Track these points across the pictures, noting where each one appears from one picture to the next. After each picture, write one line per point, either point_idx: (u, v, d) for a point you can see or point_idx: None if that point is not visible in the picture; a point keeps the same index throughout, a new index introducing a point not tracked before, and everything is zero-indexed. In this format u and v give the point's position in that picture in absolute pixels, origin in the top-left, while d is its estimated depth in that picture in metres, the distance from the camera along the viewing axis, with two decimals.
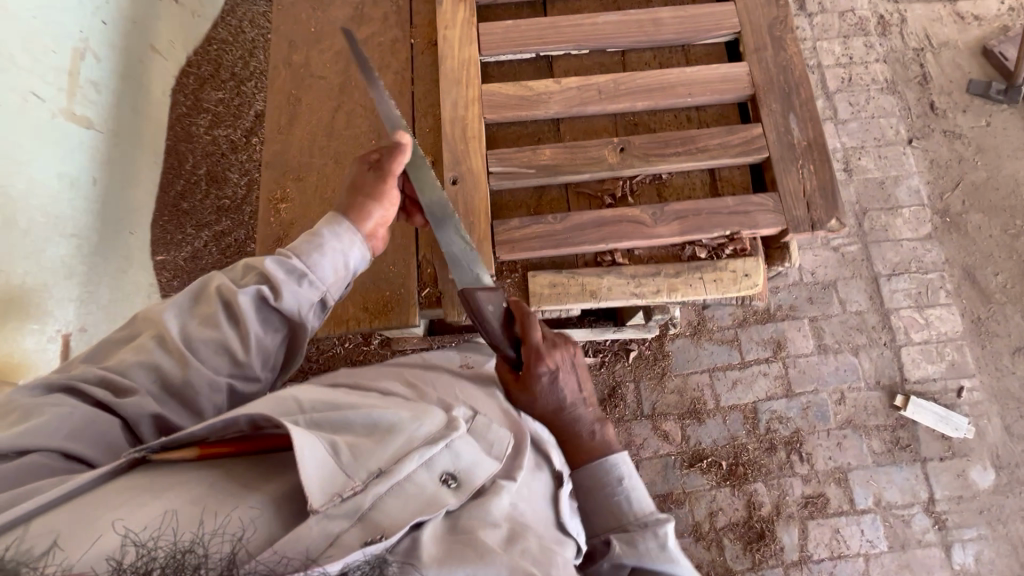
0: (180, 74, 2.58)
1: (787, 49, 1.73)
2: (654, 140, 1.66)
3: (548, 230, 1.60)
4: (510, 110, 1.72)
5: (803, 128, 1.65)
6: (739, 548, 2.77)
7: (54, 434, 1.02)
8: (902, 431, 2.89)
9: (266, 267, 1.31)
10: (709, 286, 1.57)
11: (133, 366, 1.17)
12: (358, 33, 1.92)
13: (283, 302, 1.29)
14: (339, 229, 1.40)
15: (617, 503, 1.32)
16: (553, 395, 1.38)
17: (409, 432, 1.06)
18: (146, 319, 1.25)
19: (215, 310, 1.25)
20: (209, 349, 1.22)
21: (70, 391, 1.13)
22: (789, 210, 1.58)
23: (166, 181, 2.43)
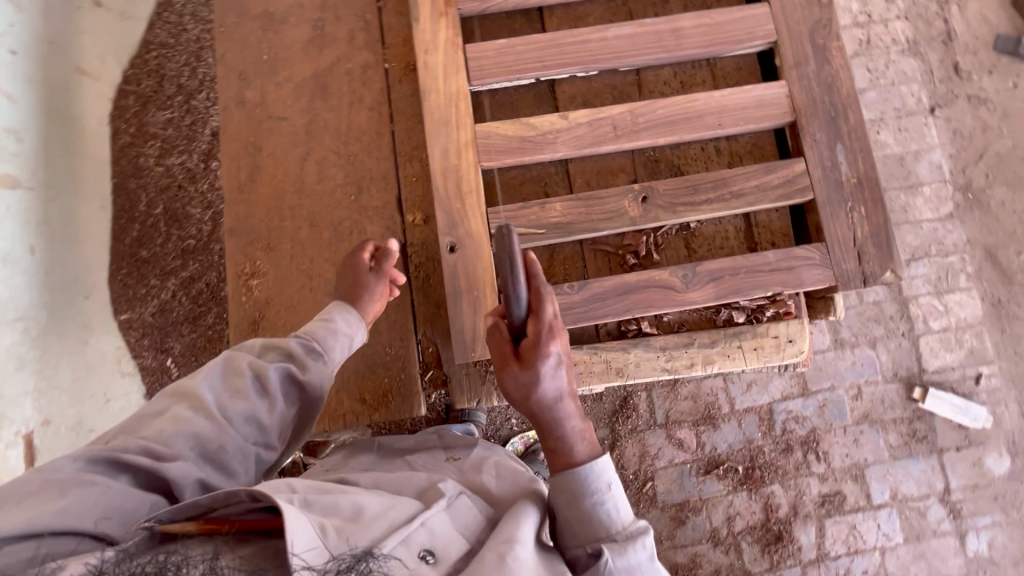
0: (118, 95, 2.20)
1: (832, 63, 1.47)
2: (681, 185, 1.42)
3: (566, 303, 1.39)
4: (513, 155, 1.46)
5: (852, 162, 1.42)
6: (756, 549, 2.41)
7: (91, 513, 0.84)
8: (919, 423, 2.52)
9: (289, 346, 1.18)
10: (749, 355, 1.40)
11: (171, 433, 0.99)
12: (323, 58, 1.61)
13: (306, 378, 1.16)
14: (350, 314, 1.30)
15: (603, 517, 1.04)
16: (552, 383, 1.07)
17: (393, 513, 0.95)
18: (176, 390, 1.08)
19: (248, 375, 1.11)
20: (246, 417, 1.07)
21: (101, 466, 0.92)
22: (838, 263, 1.39)
23: (120, 228, 2.13)
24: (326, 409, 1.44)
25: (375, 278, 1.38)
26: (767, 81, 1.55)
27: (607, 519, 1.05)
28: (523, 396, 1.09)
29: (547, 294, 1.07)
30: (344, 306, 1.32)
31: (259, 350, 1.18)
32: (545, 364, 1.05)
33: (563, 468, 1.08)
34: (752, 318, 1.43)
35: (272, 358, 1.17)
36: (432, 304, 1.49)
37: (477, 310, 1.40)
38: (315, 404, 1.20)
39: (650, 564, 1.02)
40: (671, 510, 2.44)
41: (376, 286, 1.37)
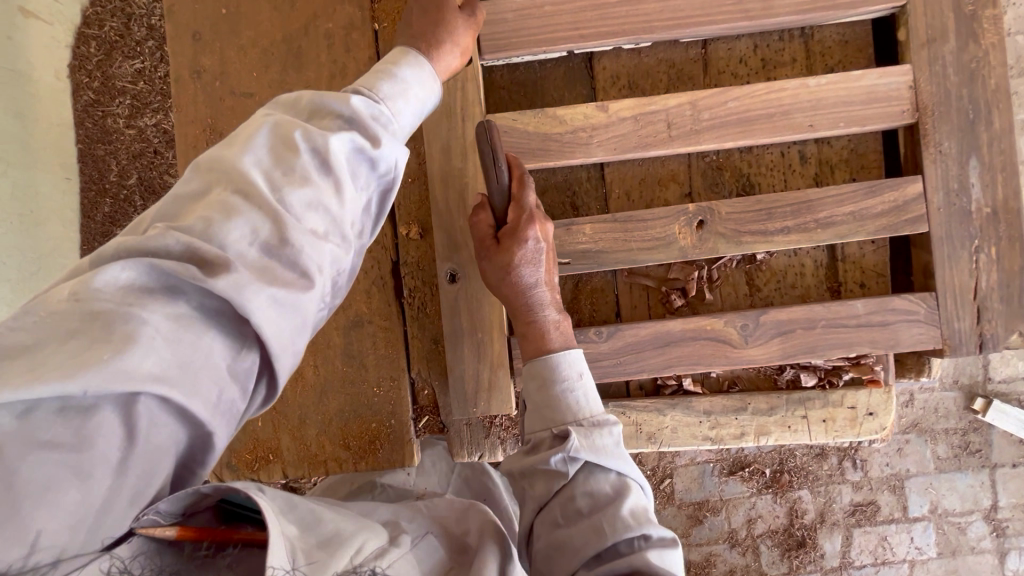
0: (77, 41, 1.60)
1: (979, 42, 1.07)
2: (751, 207, 1.09)
3: (590, 353, 1.11)
4: (530, 159, 1.12)
5: (986, 186, 1.07)
6: (775, 555, 1.69)
7: (138, 367, 0.54)
8: (975, 435, 1.68)
9: (349, 104, 0.68)
10: (815, 427, 1.13)
11: (219, 228, 0.60)
12: (296, 14, 1.26)
13: (381, 153, 0.69)
14: (426, 73, 0.77)
15: (569, 402, 0.87)
16: (525, 271, 0.97)
17: (365, 537, 0.76)
18: (214, 160, 0.65)
19: (304, 147, 0.64)
20: (315, 207, 0.63)
21: (146, 281, 0.58)
22: (949, 321, 1.07)
23: (89, 203, 1.62)
24: (306, 452, 1.24)
25: (450, 15, 0.90)
26: (879, 63, 1.16)
27: (576, 408, 0.88)
28: (497, 282, 0.99)
29: (529, 183, 0.99)
30: (416, 57, 0.78)
31: (312, 107, 0.68)
32: (521, 248, 0.96)
33: (533, 356, 0.94)
34: (824, 382, 1.14)
35: (329, 127, 0.67)
36: (430, 339, 1.24)
37: (480, 356, 1.15)
38: (391, 192, 0.73)
39: (616, 451, 0.83)
40: (687, 509, 1.70)
41: (460, 39, 0.89)
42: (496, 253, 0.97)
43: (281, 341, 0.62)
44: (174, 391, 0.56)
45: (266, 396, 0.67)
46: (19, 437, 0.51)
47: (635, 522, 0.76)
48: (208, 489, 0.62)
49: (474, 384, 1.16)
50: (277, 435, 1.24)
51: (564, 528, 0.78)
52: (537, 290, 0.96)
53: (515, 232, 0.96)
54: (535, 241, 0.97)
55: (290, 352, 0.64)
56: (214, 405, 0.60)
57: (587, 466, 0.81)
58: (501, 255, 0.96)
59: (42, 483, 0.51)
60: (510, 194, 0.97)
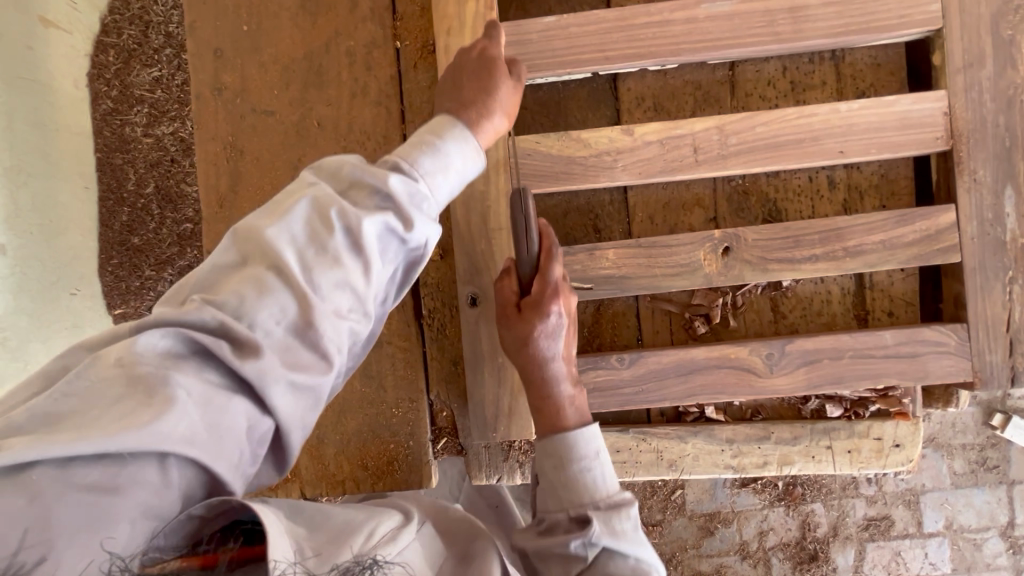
0: (95, 49, 1.50)
1: (1017, 68, 1.04)
2: (778, 234, 1.07)
3: (612, 380, 1.10)
4: (553, 182, 1.11)
5: (1021, 215, 1.04)
6: (787, 568, 1.65)
7: (171, 432, 0.54)
8: (993, 452, 1.65)
9: (388, 183, 0.65)
10: (840, 458, 1.11)
11: (251, 306, 0.59)
12: (318, 32, 1.25)
13: (413, 234, 0.66)
14: (468, 146, 0.73)
15: (585, 483, 0.82)
16: (542, 341, 0.95)
17: (375, 527, 0.69)
18: (252, 228, 0.63)
19: (339, 225, 0.62)
20: (339, 288, 0.62)
21: (183, 350, 0.58)
22: (980, 353, 1.05)
23: (108, 211, 1.52)
24: (324, 472, 1.24)
25: (500, 74, 0.87)
26: (912, 88, 1.14)
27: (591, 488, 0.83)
28: (513, 349, 0.98)
29: (557, 254, 0.96)
30: (460, 129, 0.74)
31: (351, 181, 0.66)
32: (541, 319, 0.94)
33: (547, 432, 0.90)
34: (850, 413, 1.13)
35: (364, 206, 0.64)
36: (449, 361, 1.24)
37: (501, 380, 1.15)
38: (418, 267, 0.70)
39: (635, 535, 0.78)
40: (699, 520, 1.66)
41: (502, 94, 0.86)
42: (509, 317, 0.97)
43: (298, 414, 0.62)
44: (203, 454, 0.56)
45: (288, 457, 0.65)
46: (57, 487, 0.50)
47: None
48: (200, 510, 0.52)
49: (494, 407, 1.15)
50: (296, 453, 1.24)
51: None
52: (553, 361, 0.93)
53: (538, 305, 0.94)
54: (556, 312, 0.94)
55: (304, 424, 0.64)
56: (239, 469, 0.59)
57: (607, 551, 0.76)
58: (520, 325, 0.95)
59: (70, 526, 0.49)
60: (538, 264, 0.96)
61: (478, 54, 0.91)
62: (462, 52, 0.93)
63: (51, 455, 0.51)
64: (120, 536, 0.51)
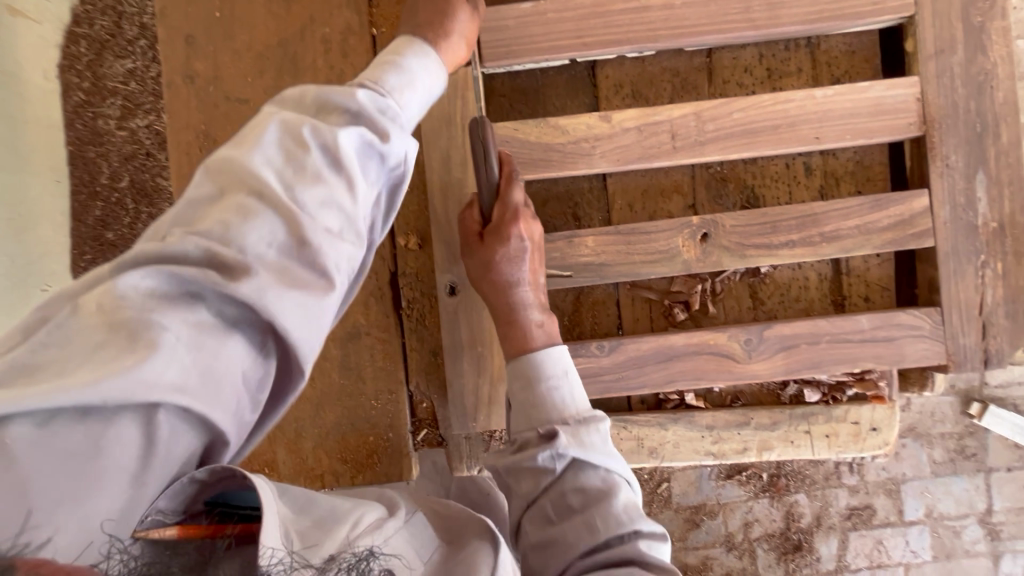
0: (66, 40, 1.46)
1: (988, 54, 1.05)
2: (756, 221, 1.07)
3: (591, 368, 1.09)
4: (531, 169, 1.10)
5: (992, 200, 1.06)
6: (772, 559, 1.67)
7: (160, 378, 0.54)
8: (971, 439, 1.68)
9: (354, 99, 0.66)
10: (819, 443, 1.12)
11: (240, 230, 0.59)
12: (292, 18, 1.23)
13: (388, 146, 0.67)
14: (430, 61, 0.76)
15: (553, 400, 0.87)
16: (508, 271, 0.97)
17: (361, 513, 0.71)
18: (224, 160, 0.63)
19: (315, 143, 0.63)
20: (328, 206, 0.62)
21: (170, 287, 0.57)
22: (953, 336, 1.06)
23: (81, 206, 1.48)
24: (302, 466, 1.21)
25: (456, 0, 0.87)
26: (886, 74, 1.14)
27: (560, 405, 0.88)
28: (480, 277, 1.00)
29: (515, 179, 1.00)
30: (421, 46, 0.76)
31: (318, 103, 0.66)
32: (503, 245, 0.97)
33: (513, 355, 0.94)
34: (827, 398, 1.14)
35: (336, 123, 0.65)
36: (429, 351, 1.22)
37: (480, 371, 1.14)
38: (399, 183, 0.72)
39: (603, 447, 0.83)
40: (684, 512, 1.66)
41: (461, 22, 0.87)
42: (473, 250, 1.00)
43: (307, 334, 0.62)
44: (193, 402, 0.56)
45: (293, 389, 0.66)
46: (38, 447, 0.50)
47: (626, 517, 0.76)
48: (202, 475, 0.57)
49: (475, 397, 1.14)
50: (274, 448, 1.22)
51: (558, 525, 0.77)
52: (520, 289, 0.96)
53: (500, 231, 0.97)
54: (518, 238, 0.98)
55: (315, 339, 0.63)
56: (230, 411, 0.60)
57: (575, 462, 0.81)
58: (482, 251, 0.99)
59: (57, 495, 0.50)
60: (498, 189, 0.99)
61: None
62: None
63: (30, 412, 0.50)
64: (121, 520, 0.53)
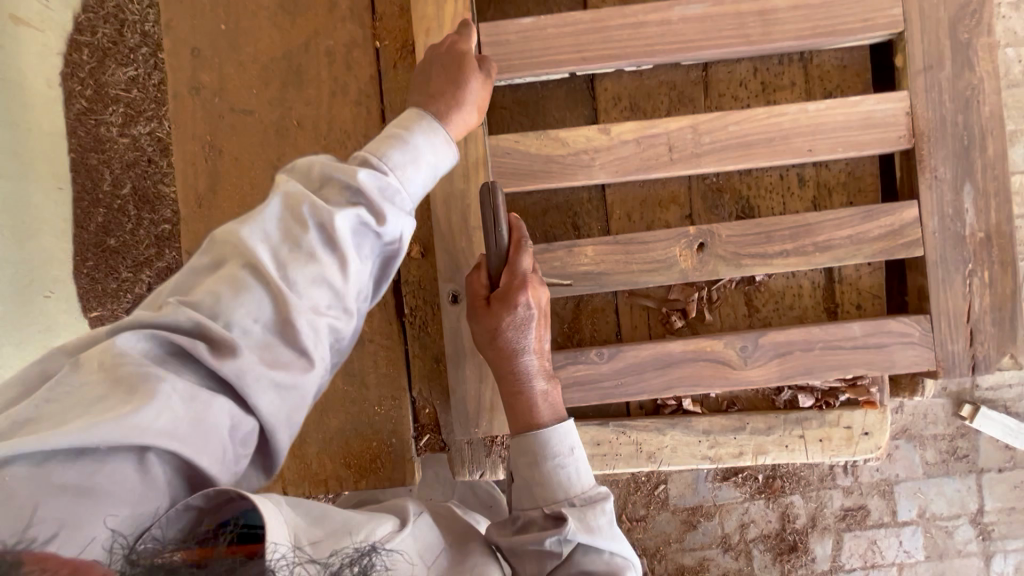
0: (69, 48, 1.45)
1: (975, 69, 1.09)
2: (752, 231, 1.10)
3: (591, 375, 1.12)
4: (532, 180, 1.13)
5: (980, 211, 1.09)
6: (767, 559, 1.70)
7: (150, 424, 0.56)
8: (962, 440, 1.71)
9: (357, 179, 0.67)
10: (813, 447, 1.15)
11: (229, 306, 0.61)
12: (297, 31, 1.25)
13: (385, 228, 0.68)
14: (437, 140, 0.76)
15: (560, 479, 0.86)
16: (511, 337, 0.96)
17: (375, 522, 0.72)
18: (228, 232, 0.66)
19: (311, 223, 0.64)
20: (314, 285, 0.64)
21: (165, 353, 0.61)
22: (942, 343, 1.09)
23: (84, 213, 1.46)
24: (306, 472, 1.23)
25: (469, 69, 0.90)
26: (876, 88, 1.18)
27: (565, 484, 0.86)
28: (483, 342, 0.98)
29: (525, 248, 0.98)
30: (430, 123, 0.77)
31: (321, 181, 0.68)
32: (509, 314, 0.95)
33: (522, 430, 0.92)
34: (821, 403, 1.17)
35: (335, 202, 0.66)
36: (431, 358, 1.25)
37: (482, 378, 1.16)
38: (392, 259, 0.72)
39: (609, 530, 0.82)
40: (681, 514, 1.69)
41: (472, 88, 0.89)
42: (476, 314, 0.99)
43: (283, 411, 0.64)
44: (182, 449, 0.57)
45: (279, 451, 0.67)
46: (34, 484, 0.52)
47: None
48: (196, 501, 0.57)
49: (477, 403, 1.17)
50: None
51: None
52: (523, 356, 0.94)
53: (506, 299, 0.95)
54: (525, 307, 0.96)
55: (292, 422, 0.66)
56: (222, 463, 0.61)
57: (582, 547, 0.79)
58: (489, 318, 0.96)
59: (55, 523, 0.52)
60: (506, 258, 0.97)
61: (449, 51, 0.94)
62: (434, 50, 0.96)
63: (31, 451, 0.53)
64: (122, 515, 0.55)
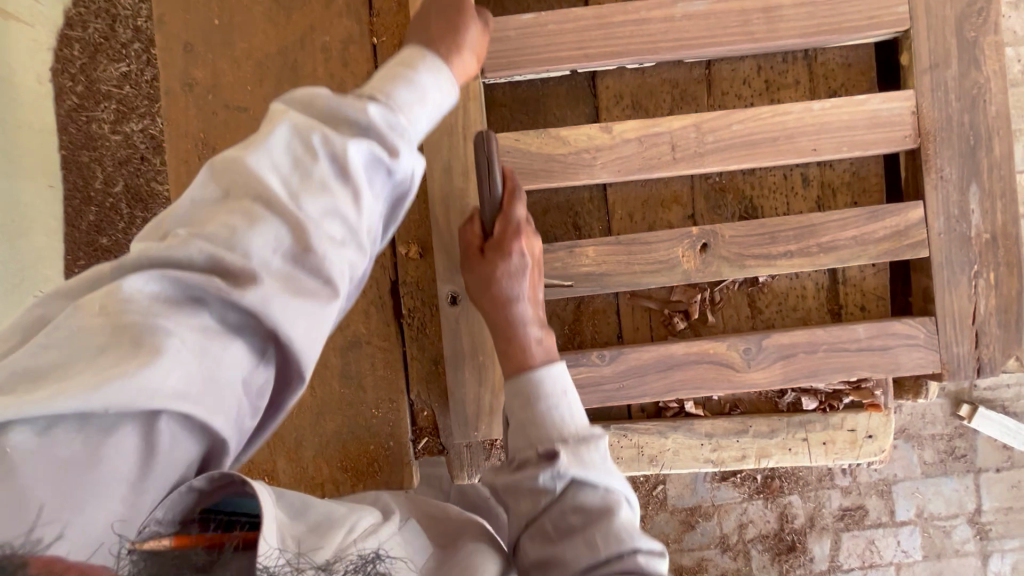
0: (59, 43, 1.41)
1: (981, 69, 1.07)
2: (755, 231, 1.09)
3: (592, 377, 1.10)
4: (533, 180, 1.11)
5: (985, 211, 1.08)
6: (766, 559, 1.68)
7: (160, 386, 0.52)
8: (962, 441, 1.70)
9: (364, 113, 0.60)
10: (815, 450, 1.14)
11: (242, 236, 0.55)
12: (293, 27, 1.23)
13: (398, 162, 0.62)
14: (445, 76, 0.69)
15: (553, 419, 0.81)
16: (508, 286, 0.96)
17: (358, 518, 0.69)
18: (230, 159, 0.59)
19: (324, 151, 0.58)
20: (334, 216, 0.58)
21: (172, 292, 0.55)
22: (948, 345, 1.08)
23: (74, 211, 1.43)
24: (302, 475, 1.21)
25: (467, 15, 0.85)
26: (881, 87, 1.16)
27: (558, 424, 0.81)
28: (480, 293, 0.99)
29: (518, 198, 1.00)
30: (434, 58, 0.69)
31: (327, 111, 0.61)
32: (505, 261, 0.96)
33: (512, 374, 0.90)
34: (824, 406, 1.16)
35: (344, 133, 0.60)
36: (430, 360, 1.23)
37: (482, 380, 1.14)
38: (406, 198, 0.66)
39: (603, 464, 0.77)
40: (679, 514, 1.68)
41: (471, 34, 0.84)
42: (472, 266, 1.00)
43: (309, 345, 0.59)
44: (194, 408, 0.54)
45: (292, 395, 0.63)
46: (39, 459, 0.49)
47: (627, 534, 0.71)
48: (201, 484, 0.54)
49: (477, 407, 1.15)
50: (274, 457, 1.22)
51: (557, 544, 0.72)
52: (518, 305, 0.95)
53: (502, 245, 0.97)
54: (520, 255, 0.97)
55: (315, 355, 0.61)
56: (229, 416, 0.57)
57: (575, 481, 0.75)
58: (483, 267, 0.97)
59: (59, 516, 0.48)
60: (501, 207, 0.99)
61: None
62: None
63: (32, 418, 0.49)
64: (129, 521, 0.52)
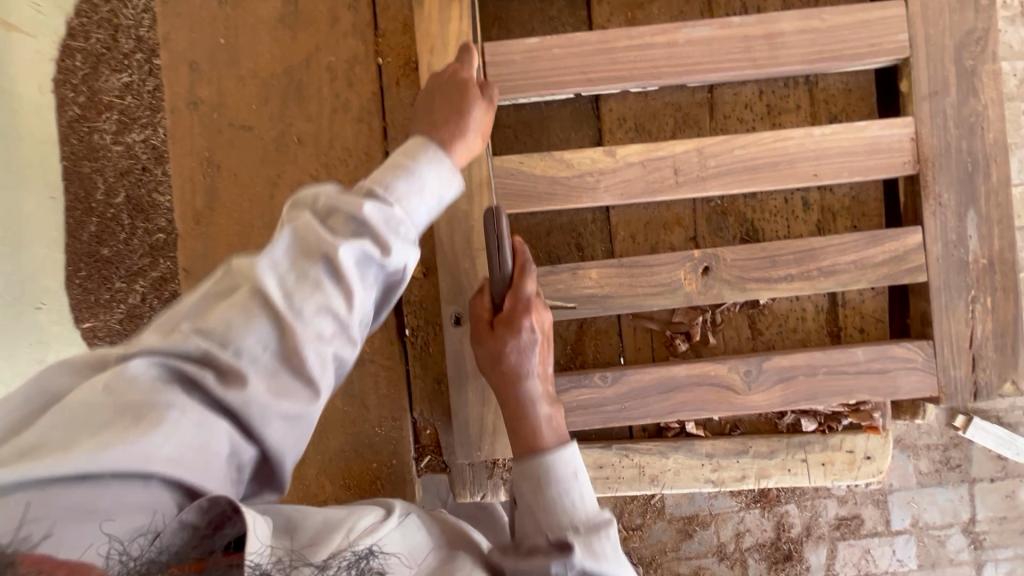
0: (62, 54, 1.32)
1: (979, 96, 1.09)
2: (756, 254, 1.10)
3: (595, 399, 1.11)
4: (538, 203, 1.11)
5: (983, 236, 1.09)
6: (762, 568, 1.70)
7: (155, 453, 0.55)
8: (956, 451, 1.72)
9: (363, 210, 0.64)
10: (815, 470, 1.15)
11: (238, 332, 0.60)
12: (298, 46, 1.24)
13: (392, 258, 0.65)
14: (445, 167, 0.73)
15: (565, 506, 0.79)
16: (519, 361, 0.93)
17: (354, 520, 0.70)
18: (240, 260, 0.65)
19: (317, 254, 0.62)
20: (319, 309, 0.62)
21: (170, 380, 0.59)
22: (945, 368, 1.09)
23: (76, 222, 1.33)
24: (305, 493, 1.22)
25: (472, 96, 0.89)
26: (882, 113, 1.18)
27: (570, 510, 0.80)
28: (488, 369, 0.95)
29: (530, 270, 0.95)
30: (435, 150, 0.74)
31: (325, 208, 0.65)
32: (514, 337, 0.92)
33: (524, 454, 0.87)
34: (823, 427, 1.17)
35: (340, 232, 0.64)
36: (433, 379, 1.23)
37: (484, 400, 1.15)
38: (396, 292, 0.70)
39: (615, 556, 0.76)
40: (677, 523, 1.69)
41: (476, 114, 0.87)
42: (478, 336, 0.96)
43: (289, 437, 0.63)
44: (187, 476, 0.56)
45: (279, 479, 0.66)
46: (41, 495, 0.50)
47: None
48: (191, 516, 0.54)
49: (480, 426, 1.15)
50: None
51: None
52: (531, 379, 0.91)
53: (511, 323, 0.93)
54: (531, 329, 0.93)
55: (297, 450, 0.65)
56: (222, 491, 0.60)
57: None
58: (493, 341, 0.94)
59: (49, 522, 0.49)
60: (511, 281, 0.95)
61: (451, 78, 0.93)
62: (437, 77, 0.95)
63: (35, 474, 0.51)
64: (118, 519, 0.52)
